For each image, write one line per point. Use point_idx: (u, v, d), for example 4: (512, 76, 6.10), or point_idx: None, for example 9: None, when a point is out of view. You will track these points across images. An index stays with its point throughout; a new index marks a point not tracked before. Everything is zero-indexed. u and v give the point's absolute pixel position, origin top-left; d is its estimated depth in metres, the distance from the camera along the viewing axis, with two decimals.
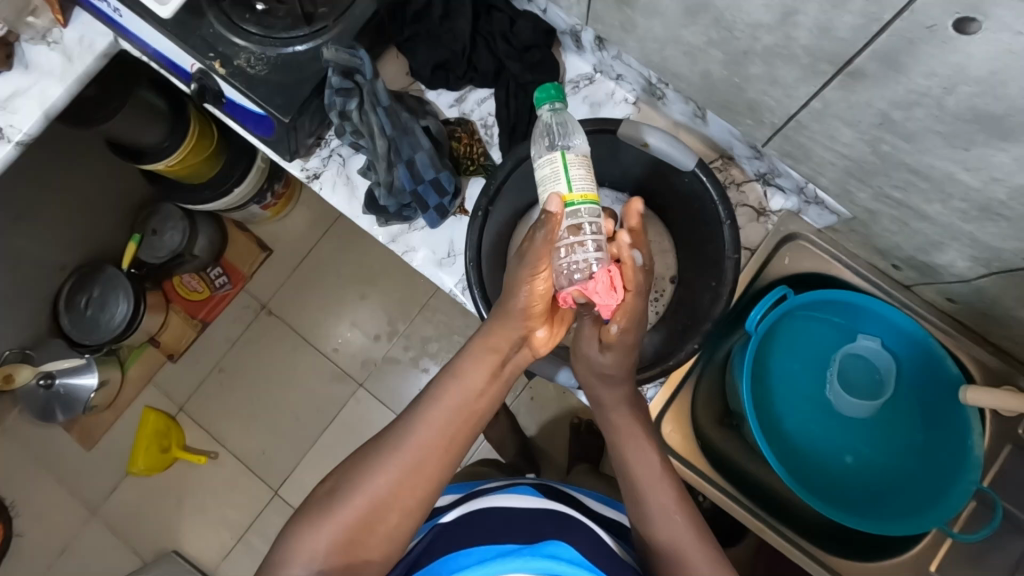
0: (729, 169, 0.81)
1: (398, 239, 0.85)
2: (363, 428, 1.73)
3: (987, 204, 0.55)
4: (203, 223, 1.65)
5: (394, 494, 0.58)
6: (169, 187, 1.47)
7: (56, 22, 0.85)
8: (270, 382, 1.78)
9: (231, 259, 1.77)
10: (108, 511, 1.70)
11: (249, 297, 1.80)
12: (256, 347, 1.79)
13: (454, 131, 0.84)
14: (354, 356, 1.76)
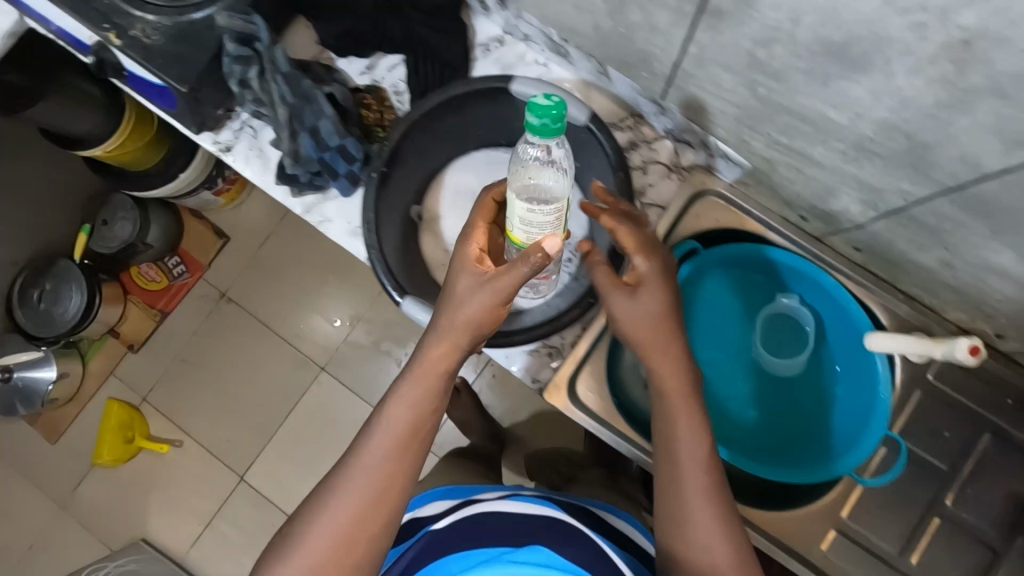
0: (641, 128, 0.81)
1: (312, 210, 0.85)
2: (328, 413, 1.72)
3: (859, 142, 0.54)
4: (156, 213, 1.62)
5: (347, 533, 0.58)
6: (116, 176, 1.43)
7: None
8: (234, 370, 1.76)
9: (189, 249, 1.75)
10: (78, 505, 1.71)
11: (209, 286, 1.78)
12: (218, 336, 1.77)
13: (364, 98, 0.83)
14: (317, 341, 1.75)
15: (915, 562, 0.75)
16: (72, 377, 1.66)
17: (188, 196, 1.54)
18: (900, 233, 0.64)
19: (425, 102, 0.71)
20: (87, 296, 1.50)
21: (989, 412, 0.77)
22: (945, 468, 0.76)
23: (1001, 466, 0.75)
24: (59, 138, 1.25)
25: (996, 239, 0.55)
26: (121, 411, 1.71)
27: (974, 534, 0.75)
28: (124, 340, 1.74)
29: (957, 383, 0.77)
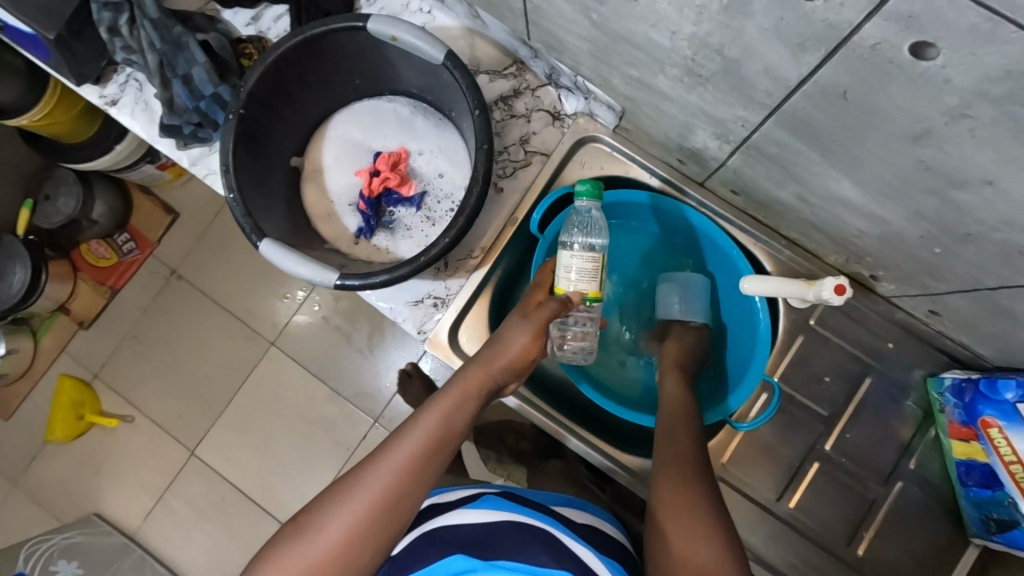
0: (524, 75, 0.80)
1: (198, 163, 0.83)
2: (281, 389, 1.57)
3: (688, 66, 0.53)
4: (102, 187, 1.53)
5: (353, 533, 0.54)
6: (46, 148, 1.32)
7: None
8: (183, 345, 1.62)
9: (139, 225, 1.63)
10: (30, 481, 1.60)
11: (157, 262, 1.64)
12: (168, 313, 1.63)
13: (245, 48, 0.81)
14: (266, 316, 1.60)
15: (791, 507, 0.75)
16: (21, 353, 1.56)
17: (131, 171, 1.42)
18: (755, 166, 0.63)
19: (287, 40, 0.69)
20: (31, 270, 1.44)
21: (868, 356, 0.77)
22: (825, 413, 0.77)
23: (876, 408, 0.76)
24: None
25: (826, 163, 0.54)
26: (71, 386, 1.58)
27: (850, 477, 0.75)
28: (73, 317, 1.62)
29: (838, 328, 0.77)
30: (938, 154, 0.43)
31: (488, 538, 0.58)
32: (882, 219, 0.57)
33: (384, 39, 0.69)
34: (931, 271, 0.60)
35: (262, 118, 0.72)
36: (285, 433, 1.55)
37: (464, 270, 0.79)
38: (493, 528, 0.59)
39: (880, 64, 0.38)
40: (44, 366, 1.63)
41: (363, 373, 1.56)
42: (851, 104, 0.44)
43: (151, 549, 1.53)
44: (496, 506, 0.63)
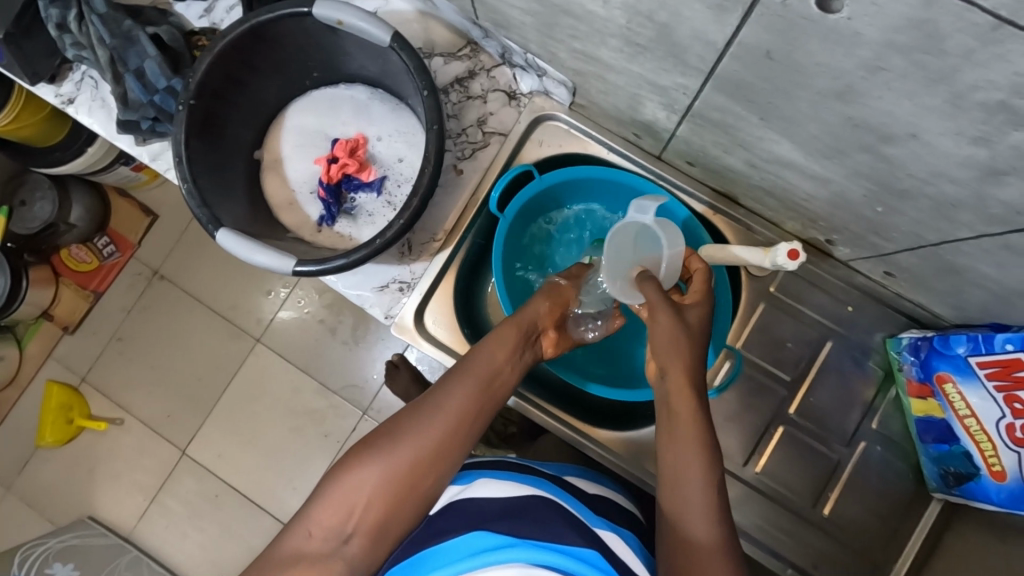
0: (479, 56, 0.79)
1: (159, 158, 0.83)
2: (269, 385, 1.58)
3: (625, 35, 0.54)
4: (77, 190, 1.53)
5: (429, 450, 0.56)
6: (16, 152, 1.32)
7: None
8: (169, 345, 1.62)
9: (118, 228, 1.63)
10: (23, 486, 1.61)
11: (139, 264, 1.64)
12: (152, 314, 1.63)
13: (198, 40, 0.80)
14: (250, 312, 1.61)
15: (758, 471, 0.77)
16: (6, 359, 1.57)
17: (104, 173, 1.41)
18: (702, 134, 0.63)
19: (234, 28, 0.68)
20: (10, 277, 1.43)
21: (830, 320, 0.78)
22: (789, 378, 0.78)
23: (840, 371, 0.77)
24: None
25: (765, 126, 0.55)
26: (59, 390, 1.58)
27: (816, 439, 0.77)
28: (58, 322, 1.63)
29: (799, 294, 0.78)
30: (864, 109, 0.44)
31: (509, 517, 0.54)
32: (826, 179, 0.58)
33: (332, 24, 0.69)
34: (878, 229, 0.61)
35: (214, 108, 0.72)
36: (274, 428, 1.56)
37: (428, 254, 0.79)
38: (513, 507, 0.56)
39: (795, 21, 0.39)
40: (31, 372, 1.64)
41: (350, 365, 1.56)
42: (775, 64, 0.44)
43: (148, 549, 1.54)
44: (513, 484, 0.61)
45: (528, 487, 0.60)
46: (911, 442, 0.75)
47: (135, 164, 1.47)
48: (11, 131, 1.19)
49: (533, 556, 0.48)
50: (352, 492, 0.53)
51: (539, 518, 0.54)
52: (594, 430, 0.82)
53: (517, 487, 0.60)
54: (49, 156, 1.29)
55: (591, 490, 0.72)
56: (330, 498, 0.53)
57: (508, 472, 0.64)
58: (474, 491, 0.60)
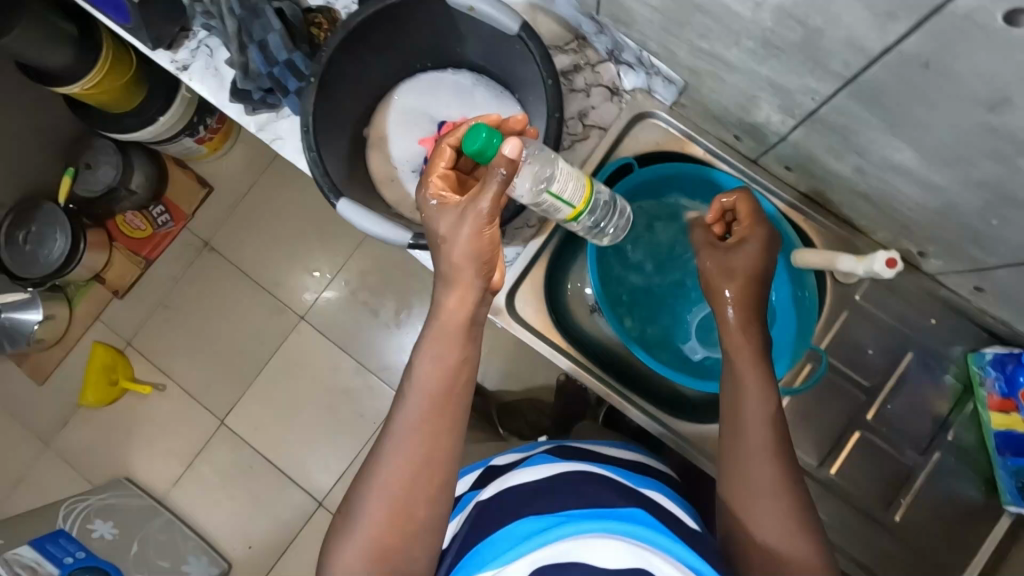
0: (585, 51, 0.82)
1: (266, 128, 0.87)
2: (306, 360, 1.79)
3: (766, 36, 0.56)
4: (137, 157, 1.71)
5: (403, 499, 0.72)
6: (93, 118, 1.49)
7: None
8: (213, 318, 1.83)
9: (174, 198, 1.82)
10: (60, 443, 1.81)
11: (191, 235, 1.85)
12: (198, 283, 1.84)
13: (315, 18, 0.84)
14: (296, 292, 1.81)
15: (832, 472, 0.81)
16: (57, 318, 1.77)
17: (170, 142, 1.61)
18: (817, 139, 0.66)
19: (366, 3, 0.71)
20: (70, 239, 1.64)
21: (909, 330, 0.81)
22: (867, 383, 0.82)
23: (915, 381, 0.82)
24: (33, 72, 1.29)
25: (892, 134, 0.57)
26: (106, 353, 1.79)
27: (890, 446, 0.81)
28: (108, 286, 1.83)
29: (882, 303, 0.82)
30: (1011, 120, 0.46)
31: (546, 498, 0.71)
32: (940, 188, 0.60)
33: (461, 9, 0.71)
34: (980, 242, 0.64)
35: (335, 82, 0.75)
36: (310, 404, 1.78)
37: (521, 239, 0.83)
38: (546, 487, 0.74)
39: (966, 31, 0.41)
40: (78, 332, 1.84)
41: (387, 346, 1.78)
42: (931, 73, 0.47)
43: (179, 513, 1.75)
44: (549, 465, 0.79)
45: (556, 466, 0.79)
46: (979, 452, 0.80)
47: (198, 138, 1.69)
48: (93, 95, 1.37)
49: (579, 530, 0.63)
50: (358, 551, 0.71)
51: (565, 499, 0.70)
52: (680, 425, 0.85)
53: (553, 468, 0.78)
54: (125, 122, 1.48)
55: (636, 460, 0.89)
56: (344, 559, 0.71)
57: (542, 455, 0.83)
58: (517, 476, 0.77)
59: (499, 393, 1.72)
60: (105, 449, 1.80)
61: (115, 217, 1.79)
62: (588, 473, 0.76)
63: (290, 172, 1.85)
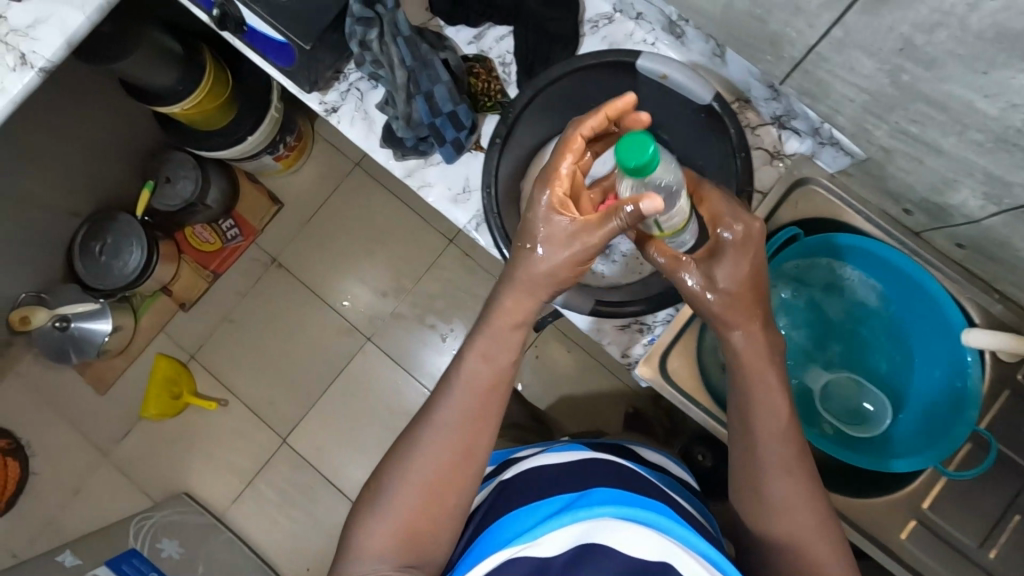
0: (747, 112, 0.85)
1: (414, 174, 0.86)
2: (371, 382, 1.78)
3: (1003, 134, 0.56)
4: (214, 172, 1.69)
5: (437, 489, 0.79)
6: (178, 134, 1.48)
7: None
8: (278, 335, 1.81)
9: (242, 212, 1.80)
10: (119, 454, 1.80)
11: (260, 250, 1.84)
12: (264, 299, 1.83)
13: (473, 67, 0.87)
14: (362, 312, 1.80)
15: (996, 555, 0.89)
16: (123, 329, 1.75)
17: (250, 158, 1.60)
18: (1018, 228, 0.66)
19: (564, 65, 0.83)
20: (145, 251, 1.63)
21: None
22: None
23: None
24: (136, 89, 1.29)
25: None
26: (169, 366, 1.78)
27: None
28: (175, 299, 1.82)
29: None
30: None
31: (567, 484, 0.82)
32: None
33: (652, 76, 0.83)
34: None
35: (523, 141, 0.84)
36: (373, 427, 1.76)
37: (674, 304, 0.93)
38: (564, 474, 0.85)
39: None
40: (142, 343, 1.82)
41: None
42: None
43: (238, 531, 1.74)
44: (564, 455, 0.90)
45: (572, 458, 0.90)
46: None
47: (276, 156, 1.69)
48: (187, 115, 1.36)
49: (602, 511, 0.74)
50: (389, 531, 0.79)
51: (579, 485, 0.81)
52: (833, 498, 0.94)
53: (571, 456, 0.88)
54: (213, 141, 1.45)
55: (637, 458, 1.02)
56: (374, 536, 0.79)
57: (558, 449, 0.95)
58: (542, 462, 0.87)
59: (567, 425, 1.71)
60: (163, 462, 1.79)
61: (184, 229, 1.78)
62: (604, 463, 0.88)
63: (360, 191, 1.84)
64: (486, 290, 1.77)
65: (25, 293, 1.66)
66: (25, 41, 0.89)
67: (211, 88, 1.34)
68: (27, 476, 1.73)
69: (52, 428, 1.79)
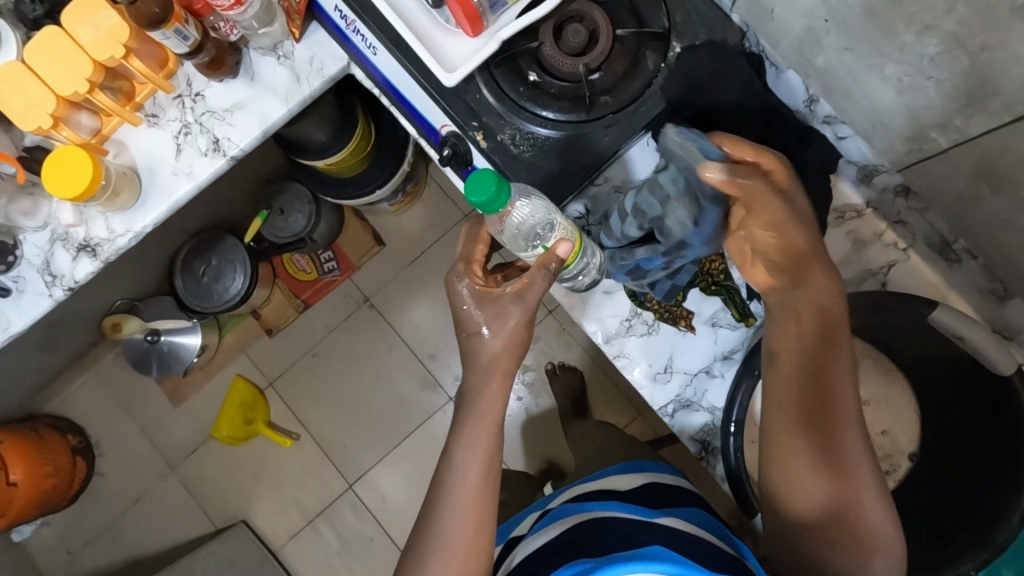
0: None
1: (613, 342, 0.86)
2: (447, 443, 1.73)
3: None
4: (325, 209, 1.65)
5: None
6: (308, 178, 1.43)
7: (135, 121, 0.84)
8: (361, 377, 1.78)
9: (343, 245, 1.75)
10: (184, 469, 1.79)
11: (355, 288, 1.79)
12: (352, 338, 1.79)
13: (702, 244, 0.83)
14: (449, 369, 1.75)
15: None
16: (208, 347, 1.73)
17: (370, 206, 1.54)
18: None
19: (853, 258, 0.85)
20: (249, 277, 1.60)
21: None
22: None
23: None
24: (286, 143, 1.24)
25: None
26: (247, 391, 1.75)
27: None
28: (263, 323, 1.78)
29: None
30: None
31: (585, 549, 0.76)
32: None
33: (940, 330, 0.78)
34: None
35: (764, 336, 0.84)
36: None
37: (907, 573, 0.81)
38: (570, 538, 0.79)
39: None
40: (222, 362, 1.80)
41: (534, 447, 1.72)
42: None
43: (293, 571, 1.72)
44: (561, 519, 0.84)
45: (571, 515, 0.84)
46: None
47: (392, 202, 1.67)
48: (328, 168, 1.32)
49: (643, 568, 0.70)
50: None
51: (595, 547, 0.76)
52: None
53: (568, 521, 0.83)
54: (343, 192, 1.40)
55: (647, 481, 0.93)
56: None
57: (556, 507, 0.89)
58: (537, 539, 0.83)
59: None
60: (228, 486, 1.77)
61: (283, 256, 1.74)
62: (600, 516, 0.81)
63: None
64: (581, 371, 1.71)
65: (121, 301, 1.64)
66: (219, 125, 0.84)
67: (358, 144, 1.29)
68: (92, 475, 1.78)
69: (125, 431, 1.80)
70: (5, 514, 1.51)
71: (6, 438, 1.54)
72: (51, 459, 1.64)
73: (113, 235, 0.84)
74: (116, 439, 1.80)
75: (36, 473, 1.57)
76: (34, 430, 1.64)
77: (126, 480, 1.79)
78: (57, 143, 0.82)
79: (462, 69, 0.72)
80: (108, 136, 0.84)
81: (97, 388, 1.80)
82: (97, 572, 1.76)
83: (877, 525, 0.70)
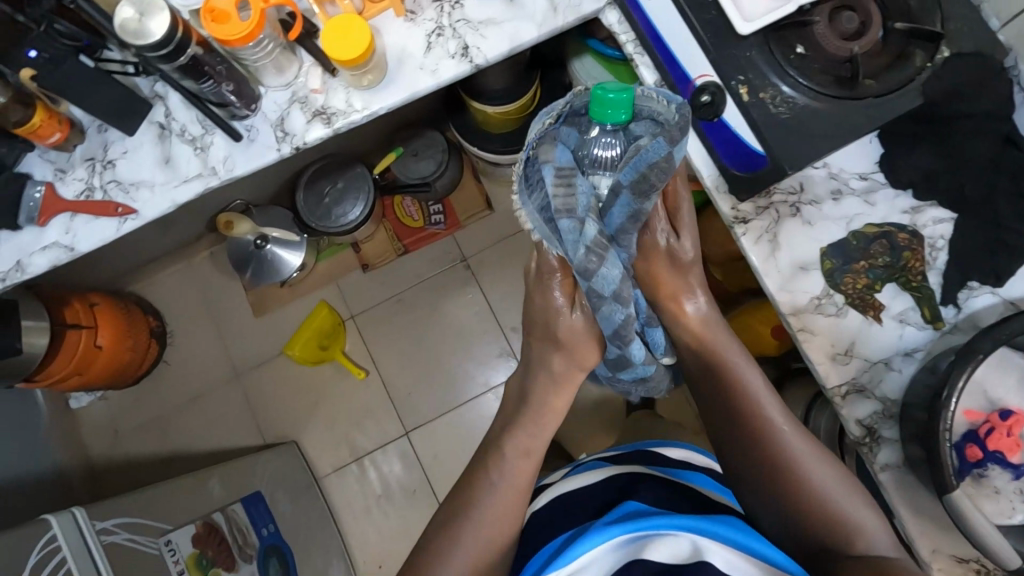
0: None
1: (798, 314, 0.90)
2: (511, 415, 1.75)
3: None
4: (453, 162, 1.70)
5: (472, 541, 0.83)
6: (460, 125, 1.49)
7: (398, 13, 0.90)
8: (441, 332, 1.81)
9: (454, 203, 1.81)
10: (248, 378, 1.81)
11: (455, 245, 1.83)
12: (440, 292, 1.83)
13: (901, 236, 0.90)
14: None
15: None
16: (305, 267, 1.77)
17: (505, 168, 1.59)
18: None
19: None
20: (368, 210, 1.64)
21: None
22: None
23: None
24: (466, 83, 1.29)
25: None
26: (328, 318, 1.76)
27: None
28: (360, 257, 1.82)
29: None
30: None
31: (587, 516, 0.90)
32: None
33: None
34: None
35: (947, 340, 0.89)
36: None
37: None
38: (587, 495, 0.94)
39: None
40: (311, 285, 1.83)
41: (595, 440, 1.73)
42: None
43: (332, 502, 1.72)
44: (588, 474, 0.99)
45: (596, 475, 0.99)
46: None
47: None
48: (490, 117, 1.38)
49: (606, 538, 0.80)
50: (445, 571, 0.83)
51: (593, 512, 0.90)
52: None
53: (597, 474, 0.98)
54: (493, 145, 1.46)
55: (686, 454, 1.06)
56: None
57: (593, 463, 1.05)
58: (570, 483, 0.98)
59: None
60: (286, 404, 1.79)
61: (395, 199, 1.78)
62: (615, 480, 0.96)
63: None
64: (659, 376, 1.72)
65: (240, 201, 1.69)
66: (473, 34, 0.90)
67: (528, 103, 1.36)
68: (159, 361, 1.80)
69: (201, 328, 1.83)
70: (84, 374, 1.53)
71: (101, 301, 1.58)
72: (133, 335, 1.66)
73: (349, 109, 0.89)
74: (190, 334, 1.82)
75: (120, 343, 1.60)
76: (124, 303, 1.67)
77: (189, 376, 1.81)
78: (329, 11, 0.88)
79: (760, 21, 0.86)
80: (368, 18, 0.90)
81: (186, 281, 1.83)
82: (139, 457, 1.77)
83: (783, 429, 0.85)
